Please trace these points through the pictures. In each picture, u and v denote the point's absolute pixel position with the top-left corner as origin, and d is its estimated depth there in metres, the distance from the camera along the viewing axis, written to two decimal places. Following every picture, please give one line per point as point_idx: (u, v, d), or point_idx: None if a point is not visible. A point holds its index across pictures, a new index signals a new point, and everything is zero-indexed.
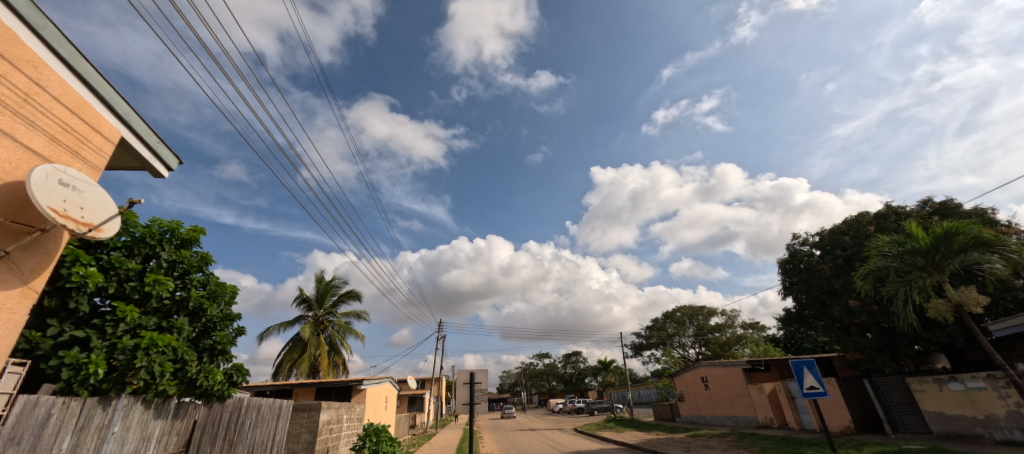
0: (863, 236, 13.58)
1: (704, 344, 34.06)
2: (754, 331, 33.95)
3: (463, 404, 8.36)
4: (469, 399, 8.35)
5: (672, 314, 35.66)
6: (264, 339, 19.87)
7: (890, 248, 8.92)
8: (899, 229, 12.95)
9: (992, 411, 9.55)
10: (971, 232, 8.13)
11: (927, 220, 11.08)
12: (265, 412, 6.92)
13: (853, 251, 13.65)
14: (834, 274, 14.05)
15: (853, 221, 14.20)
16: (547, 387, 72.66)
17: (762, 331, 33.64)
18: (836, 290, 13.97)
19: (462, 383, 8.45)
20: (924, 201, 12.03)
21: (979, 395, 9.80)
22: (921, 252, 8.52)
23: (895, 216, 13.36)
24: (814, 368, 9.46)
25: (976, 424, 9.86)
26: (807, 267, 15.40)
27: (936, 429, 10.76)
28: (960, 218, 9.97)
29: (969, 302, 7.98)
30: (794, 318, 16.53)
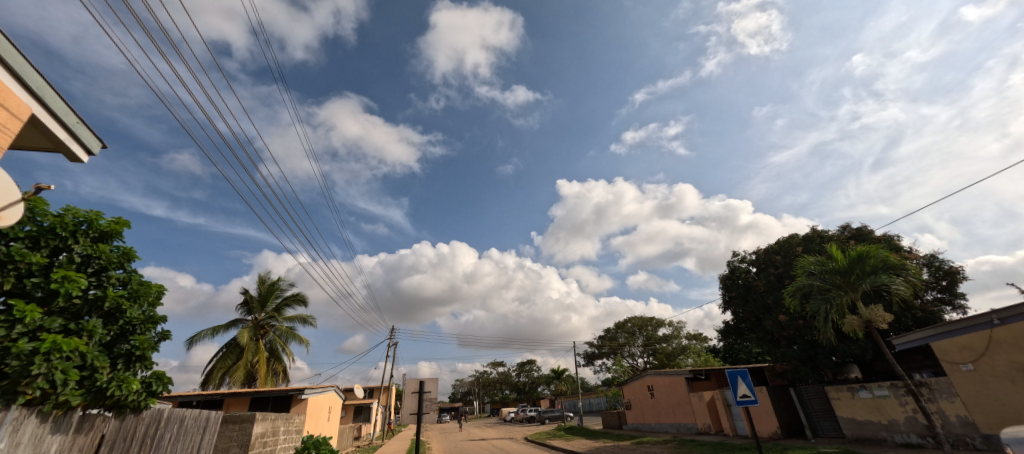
0: (792, 256, 14.74)
1: (651, 354, 35.33)
2: (697, 342, 35.67)
3: (411, 414, 8.15)
4: (417, 409, 8.15)
5: (624, 325, 36.78)
6: (194, 344, 18.49)
7: (815, 268, 9.79)
8: (823, 250, 14.21)
9: (894, 416, 10.62)
10: (880, 255, 9.08)
11: (845, 244, 12.27)
12: (189, 424, 6.41)
13: (783, 270, 14.80)
14: (767, 290, 15.17)
15: (785, 242, 15.39)
16: (500, 396, 72.43)
17: (705, 342, 35.34)
18: (769, 305, 15.05)
19: (410, 392, 8.25)
20: (844, 226, 13.28)
21: (884, 403, 10.87)
22: (840, 271, 9.39)
23: (820, 239, 14.66)
24: (747, 377, 10.11)
25: (881, 428, 10.92)
26: (745, 283, 16.48)
27: (848, 434, 11.81)
28: (873, 243, 11.13)
29: (877, 318, 8.87)
30: (732, 329, 17.59)
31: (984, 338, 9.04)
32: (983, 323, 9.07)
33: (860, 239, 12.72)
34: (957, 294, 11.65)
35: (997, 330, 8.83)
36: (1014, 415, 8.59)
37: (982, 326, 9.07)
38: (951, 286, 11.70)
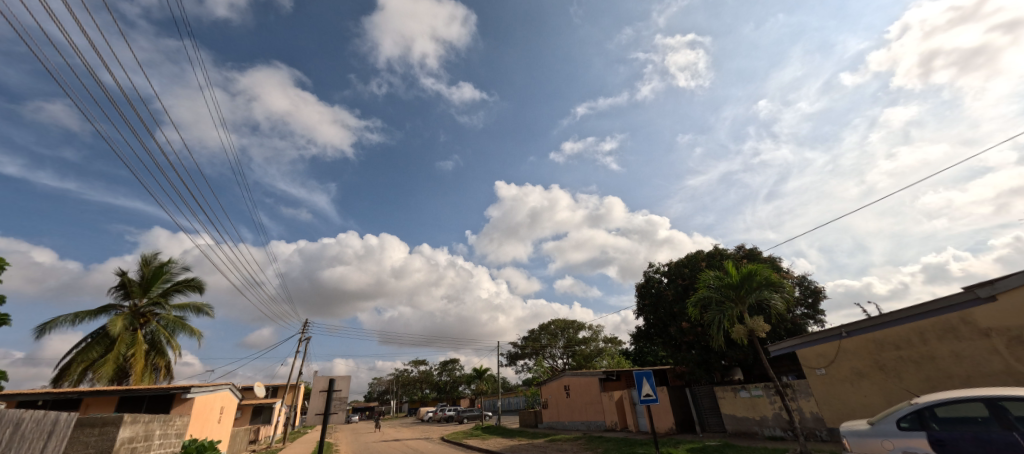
0: (697, 270, 16.48)
1: (571, 355, 37.03)
2: (613, 345, 38.10)
3: (314, 415, 7.84)
4: (321, 410, 7.83)
5: (547, 327, 38.13)
6: (48, 331, 16.05)
7: (714, 282, 11.11)
8: (722, 266, 16.06)
9: (764, 413, 12.41)
10: (764, 274, 10.55)
11: (739, 262, 14.02)
12: (28, 430, 5.68)
13: (689, 282, 16.48)
14: (674, 299, 16.77)
15: (692, 257, 17.16)
16: (419, 395, 71.14)
17: (619, 345, 37.85)
18: (675, 313, 16.68)
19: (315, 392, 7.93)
20: (740, 246, 15.13)
21: (758, 401, 12.63)
22: (733, 285, 10.76)
23: (720, 256, 16.55)
24: (651, 377, 11.19)
25: (754, 424, 12.67)
26: (656, 292, 18.06)
27: (728, 429, 13.50)
28: (761, 263, 12.88)
29: (757, 328, 10.29)
30: (642, 334, 19.17)
31: (835, 347, 10.97)
32: (835, 335, 10.99)
33: (751, 258, 14.59)
34: (819, 310, 13.88)
35: (844, 341, 10.79)
36: (850, 411, 10.53)
37: (834, 337, 11.00)
38: (815, 303, 13.89)
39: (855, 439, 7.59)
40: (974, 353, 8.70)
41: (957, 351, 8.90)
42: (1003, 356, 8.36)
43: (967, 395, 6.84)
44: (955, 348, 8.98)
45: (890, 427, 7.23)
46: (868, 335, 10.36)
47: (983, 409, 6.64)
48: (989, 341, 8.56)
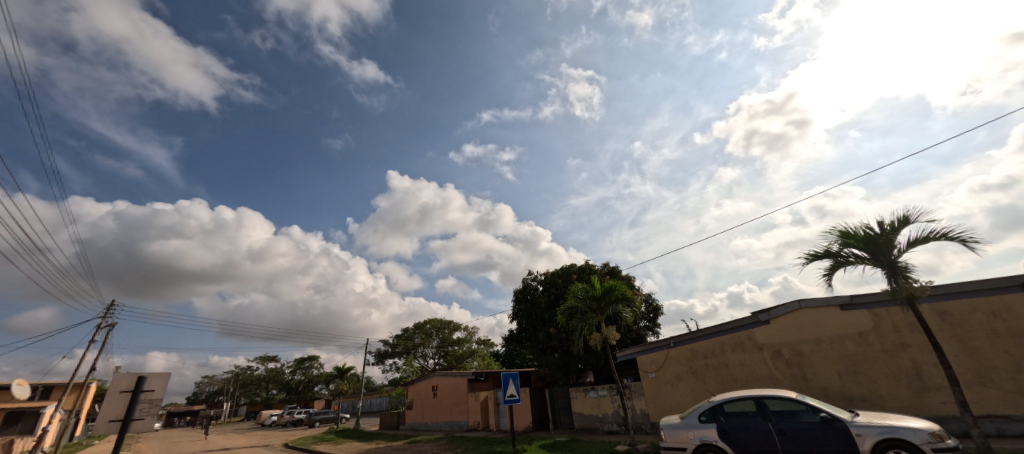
0: (569, 281, 18.19)
1: (442, 356, 37.05)
2: (485, 347, 39.29)
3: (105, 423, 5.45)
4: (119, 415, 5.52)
5: (422, 326, 37.63)
6: None
7: (581, 293, 12.65)
8: (589, 280, 18.03)
9: (606, 411, 14.45)
10: (621, 290, 12.37)
11: (604, 278, 15.98)
12: None
13: (560, 291, 18.11)
14: (546, 306, 18.25)
15: (566, 269, 18.88)
16: (263, 396, 63.40)
17: (491, 347, 39.19)
18: (545, 319, 18.18)
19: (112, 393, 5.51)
20: (606, 264, 17.16)
21: (602, 401, 14.58)
22: (596, 297, 12.38)
23: (589, 270, 18.54)
24: (517, 378, 12.09)
25: (597, 420, 14.61)
26: (531, 298, 19.39)
27: (576, 425, 15.23)
28: (620, 280, 14.98)
29: (610, 336, 12.00)
30: (513, 338, 20.40)
31: (663, 355, 13.24)
32: (664, 345, 13.26)
33: (613, 275, 16.67)
34: (657, 323, 16.50)
35: (670, 350, 13.10)
36: (669, 408, 12.86)
37: (663, 347, 13.27)
38: (655, 317, 16.47)
39: (669, 431, 9.37)
40: (752, 362, 11.42)
41: (742, 361, 11.57)
42: (768, 365, 11.14)
43: (744, 395, 8.94)
44: (741, 358, 11.64)
45: (693, 420, 9.14)
46: (687, 346, 12.75)
47: (753, 405, 8.74)
48: (761, 354, 11.31)
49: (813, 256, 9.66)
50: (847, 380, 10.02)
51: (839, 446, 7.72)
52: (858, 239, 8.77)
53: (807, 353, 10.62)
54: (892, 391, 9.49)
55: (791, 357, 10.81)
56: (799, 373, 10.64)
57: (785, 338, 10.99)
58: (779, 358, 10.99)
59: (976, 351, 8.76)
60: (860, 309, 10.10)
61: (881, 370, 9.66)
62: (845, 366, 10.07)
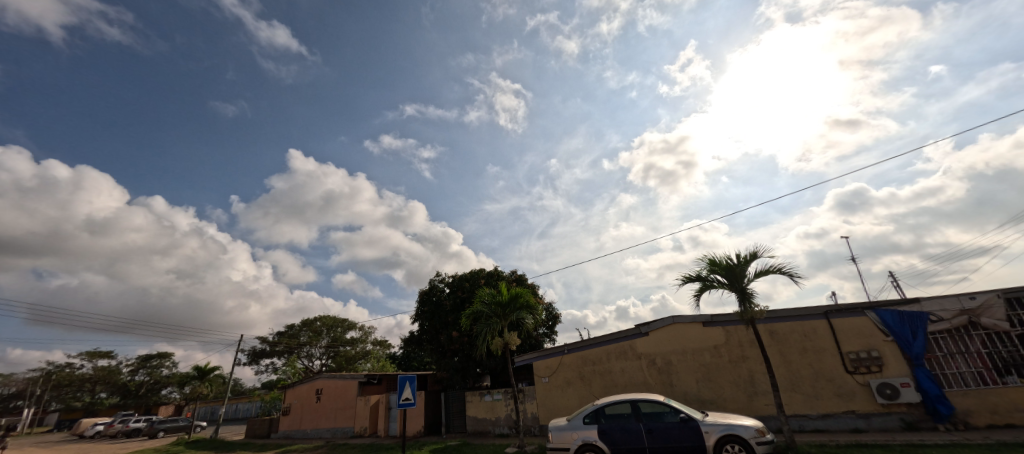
0: (476, 286, 18.56)
1: (331, 356, 34.59)
2: (381, 348, 37.56)
3: None
4: None
5: (311, 323, 34.75)
6: None
7: (488, 298, 13.21)
8: (496, 286, 18.63)
9: (499, 414, 15.02)
10: (526, 297, 13.17)
11: (510, 285, 16.67)
12: None
13: (467, 295, 18.40)
14: (451, 309, 18.43)
15: (475, 273, 19.22)
16: (86, 401, 52.24)
17: (387, 349, 37.66)
18: (448, 322, 18.39)
19: None
20: (514, 271, 17.88)
21: (496, 404, 15.13)
22: (501, 304, 13.04)
23: (497, 276, 19.13)
24: (413, 383, 12.94)
25: (489, 423, 15.11)
26: (437, 300, 19.35)
27: (469, 429, 15.54)
28: (526, 288, 15.82)
29: (511, 341, 12.73)
30: (413, 340, 20.17)
31: (557, 361, 14.24)
32: (559, 352, 14.25)
33: (519, 283, 17.44)
34: (554, 331, 17.64)
35: (564, 357, 14.14)
36: (558, 410, 13.86)
37: (558, 353, 14.27)
38: (553, 325, 17.60)
39: (556, 432, 10.18)
40: (631, 369, 12.89)
41: (623, 368, 13.00)
42: (644, 372, 12.69)
43: (623, 399, 10.11)
44: (623, 365, 13.08)
45: (578, 422, 10.07)
46: (578, 353, 13.89)
47: (628, 407, 9.93)
48: (639, 362, 12.83)
49: (687, 278, 11.35)
50: (702, 386, 11.88)
51: (691, 441, 9.17)
52: (721, 267, 10.57)
53: (674, 362, 12.34)
54: (733, 395, 11.52)
55: (663, 365, 12.47)
56: (667, 380, 12.32)
57: (659, 349, 12.64)
58: (653, 366, 12.59)
59: (792, 364, 11.07)
60: (717, 326, 12.08)
61: (727, 377, 11.65)
62: (701, 373, 11.95)
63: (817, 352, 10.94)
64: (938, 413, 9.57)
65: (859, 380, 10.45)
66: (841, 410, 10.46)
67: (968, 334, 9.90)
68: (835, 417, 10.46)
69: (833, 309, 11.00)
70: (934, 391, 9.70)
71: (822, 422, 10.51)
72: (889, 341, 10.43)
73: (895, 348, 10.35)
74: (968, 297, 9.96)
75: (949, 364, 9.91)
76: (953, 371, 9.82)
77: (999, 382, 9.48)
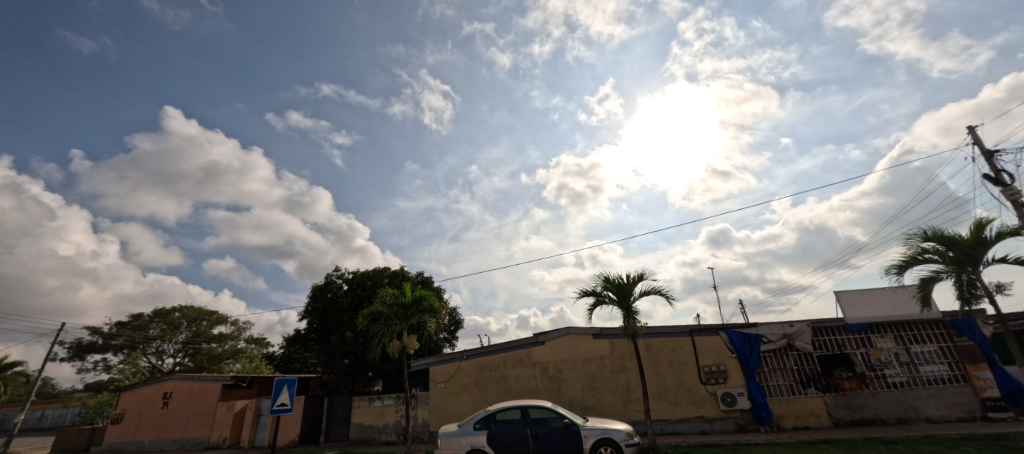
0: (378, 285, 17.81)
1: (189, 355, 29.62)
2: (256, 346, 33.22)
3: None
4: None
5: (167, 314, 29.56)
6: None
7: (390, 299, 12.87)
8: (400, 286, 18.10)
9: (387, 421, 14.49)
10: (430, 300, 13.04)
11: (415, 286, 16.33)
12: None
13: (367, 294, 17.57)
14: (347, 308, 17.45)
15: (378, 271, 18.40)
16: None
17: (263, 348, 33.57)
18: (342, 321, 17.39)
19: None
20: (421, 273, 17.56)
21: (386, 410, 14.58)
22: (404, 305, 12.78)
23: (402, 277, 18.59)
24: (292, 386, 12.07)
25: (375, 431, 14.47)
26: (332, 297, 18.12)
27: (351, 436, 14.69)
28: (431, 290, 15.66)
29: (409, 344, 12.50)
30: (298, 339, 18.58)
31: (455, 367, 14.30)
32: (458, 358, 14.34)
33: (425, 285, 17.18)
34: (455, 336, 17.65)
35: (462, 362, 14.26)
36: (450, 417, 13.88)
37: (456, 359, 14.34)
38: (455, 330, 17.61)
39: (445, 438, 10.23)
40: (525, 376, 13.52)
41: (518, 375, 13.57)
42: (536, 379, 13.40)
43: (514, 405, 10.59)
44: (518, 372, 13.65)
45: (469, 428, 10.26)
46: (476, 359, 14.13)
47: (518, 413, 10.44)
48: (533, 369, 13.53)
49: (583, 293, 12.39)
50: (586, 393, 12.94)
51: (571, 444, 9.92)
52: (613, 284, 11.78)
53: (564, 370, 13.27)
54: (611, 402, 12.77)
55: (554, 373, 13.31)
56: (557, 387, 13.17)
57: (552, 357, 13.48)
58: (545, 373, 13.37)
59: (661, 374, 12.68)
60: (604, 338, 13.33)
61: (607, 385, 12.88)
62: (586, 381, 13.02)
63: (680, 364, 12.72)
64: (761, 417, 11.78)
65: (709, 390, 12.38)
66: (694, 415, 12.25)
67: (787, 353, 12.43)
68: (689, 421, 12.21)
69: (696, 328, 12.93)
70: (760, 399, 11.93)
71: (679, 425, 12.18)
72: (733, 357, 12.57)
73: (737, 363, 12.51)
74: (789, 324, 12.52)
75: (772, 377, 12.29)
76: (774, 383, 12.20)
77: (802, 393, 12.04)
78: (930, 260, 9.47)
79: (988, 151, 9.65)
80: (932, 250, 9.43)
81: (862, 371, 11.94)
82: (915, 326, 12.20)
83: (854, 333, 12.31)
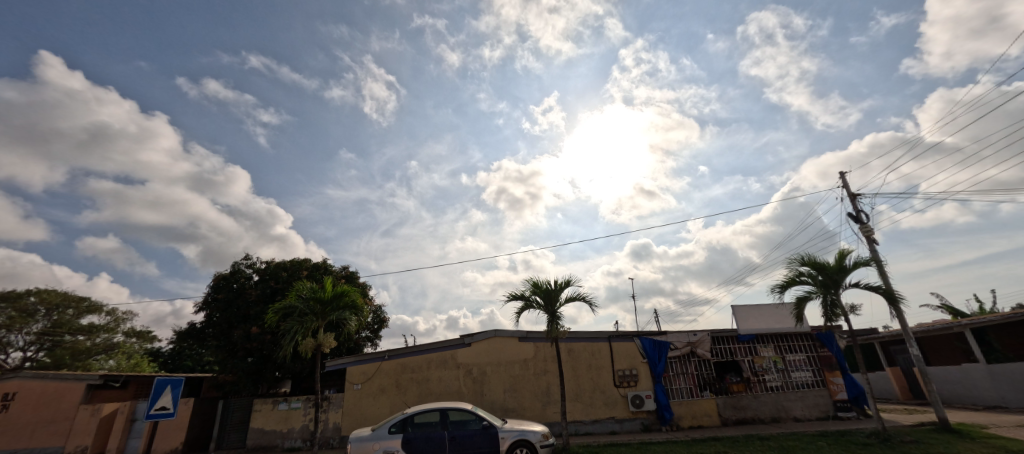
0: (295, 277, 16.51)
1: (46, 348, 24.56)
2: (137, 340, 28.90)
3: None
4: None
5: (18, 298, 24.39)
6: None
7: (307, 293, 12.03)
8: (320, 280, 16.96)
9: (293, 425, 13.42)
10: (352, 296, 12.37)
11: (338, 281, 15.42)
12: None
13: (281, 286, 16.20)
14: (255, 300, 15.95)
15: (297, 262, 17.05)
16: None
17: (146, 343, 29.25)
18: (248, 315, 15.85)
19: None
20: (345, 267, 16.62)
21: (292, 414, 13.49)
22: (322, 301, 11.98)
23: (323, 270, 17.44)
24: (177, 387, 10.68)
25: (278, 436, 13.32)
26: (238, 288, 16.41)
27: (248, 443, 13.35)
28: (354, 286, 14.88)
29: (325, 343, 11.75)
30: (192, 334, 16.56)
31: (374, 367, 13.70)
32: (378, 358, 13.76)
33: (349, 280, 16.28)
34: (378, 335, 16.94)
35: (382, 363, 13.71)
36: (365, 420, 13.24)
37: (377, 359, 13.75)
38: (378, 329, 16.89)
39: (356, 443, 9.79)
40: (448, 378, 13.38)
41: (441, 377, 13.39)
42: (459, 381, 13.33)
43: (433, 407, 10.45)
44: (441, 374, 13.46)
45: (383, 432, 9.92)
46: (398, 360, 13.67)
47: (436, 415, 10.31)
48: (457, 371, 13.43)
49: (512, 296, 12.63)
50: (508, 395, 13.15)
51: (488, 446, 10.00)
52: (541, 289, 12.18)
53: (488, 372, 13.36)
54: (531, 404, 13.11)
55: (477, 375, 13.34)
56: (479, 389, 13.22)
57: (477, 359, 13.51)
58: (469, 375, 13.35)
59: (579, 377, 13.32)
60: (529, 342, 13.68)
61: (528, 388, 13.22)
62: (509, 384, 13.24)
63: (598, 368, 13.47)
64: (664, 417, 12.90)
65: (621, 392, 13.27)
66: (606, 416, 13.02)
67: (689, 359, 13.77)
68: (601, 422, 12.95)
69: (614, 334, 13.81)
70: (664, 401, 13.04)
71: (592, 426, 12.87)
72: (644, 363, 13.61)
73: (647, 367, 13.57)
74: (693, 333, 13.88)
75: (675, 381, 13.53)
76: (677, 386, 13.46)
77: (699, 395, 13.40)
78: (805, 282, 11.13)
79: (852, 194, 11.65)
80: (806, 273, 11.11)
81: (748, 377, 13.63)
82: (791, 338, 14.21)
83: (744, 342, 14.01)
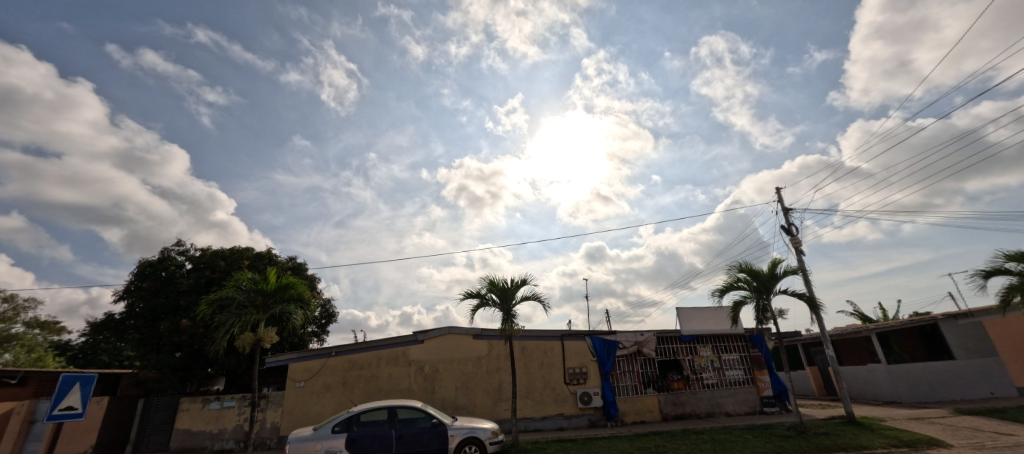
0: (234, 266, 15.44)
1: None
2: (41, 332, 25.73)
3: None
4: None
5: None
6: None
7: (246, 284, 11.28)
8: (263, 270, 15.99)
9: (224, 425, 12.52)
10: (298, 289, 11.73)
11: (283, 272, 14.61)
12: None
13: (218, 276, 15.09)
14: (187, 291, 14.77)
15: (237, 251, 15.94)
16: None
17: (52, 335, 26.08)
18: (179, 307, 14.65)
19: None
20: (292, 258, 15.76)
21: (224, 413, 12.58)
22: (263, 292, 11.28)
23: (267, 260, 16.44)
24: (88, 385, 9.62)
25: (207, 437, 12.38)
26: (167, 277, 15.09)
27: (172, 445, 12.30)
28: (299, 278, 14.14)
29: (265, 337, 11.06)
30: (110, 326, 14.99)
31: (319, 364, 13.12)
32: (325, 354, 13.18)
33: (296, 271, 15.49)
34: (325, 330, 16.23)
35: (329, 359, 13.16)
36: (305, 419, 12.64)
37: (323, 355, 13.18)
38: (325, 323, 16.18)
39: (296, 443, 9.33)
40: (398, 375, 13.11)
41: (390, 374, 13.09)
42: (410, 378, 13.10)
43: (381, 405, 10.18)
44: (391, 371, 13.16)
45: (326, 431, 9.54)
46: (346, 356, 13.19)
47: (384, 414, 10.06)
48: (408, 368, 13.19)
49: (468, 294, 12.62)
50: (459, 392, 13.10)
51: (436, 444, 9.89)
52: (497, 288, 12.28)
53: (440, 369, 13.23)
54: (482, 401, 13.15)
55: (429, 372, 13.17)
56: (430, 386, 13.06)
57: (430, 356, 13.34)
58: (420, 372, 13.16)
59: (530, 375, 13.54)
60: (483, 339, 13.71)
61: (480, 385, 13.24)
62: (461, 381, 13.19)
63: (549, 366, 13.77)
64: (609, 413, 13.41)
65: (570, 389, 13.64)
66: (555, 413, 13.32)
67: (636, 358, 14.43)
68: (550, 419, 13.23)
69: (566, 333, 14.18)
70: (610, 398, 13.56)
71: (541, 422, 13.12)
72: (594, 361, 14.09)
73: (596, 365, 14.06)
74: (640, 333, 14.56)
75: (622, 379, 14.13)
76: (623, 384, 14.06)
77: (643, 392, 14.09)
78: (741, 287, 12.06)
79: (786, 209, 12.78)
80: (743, 279, 12.02)
81: (687, 375, 14.52)
82: (726, 339, 15.30)
83: (685, 343, 14.90)
